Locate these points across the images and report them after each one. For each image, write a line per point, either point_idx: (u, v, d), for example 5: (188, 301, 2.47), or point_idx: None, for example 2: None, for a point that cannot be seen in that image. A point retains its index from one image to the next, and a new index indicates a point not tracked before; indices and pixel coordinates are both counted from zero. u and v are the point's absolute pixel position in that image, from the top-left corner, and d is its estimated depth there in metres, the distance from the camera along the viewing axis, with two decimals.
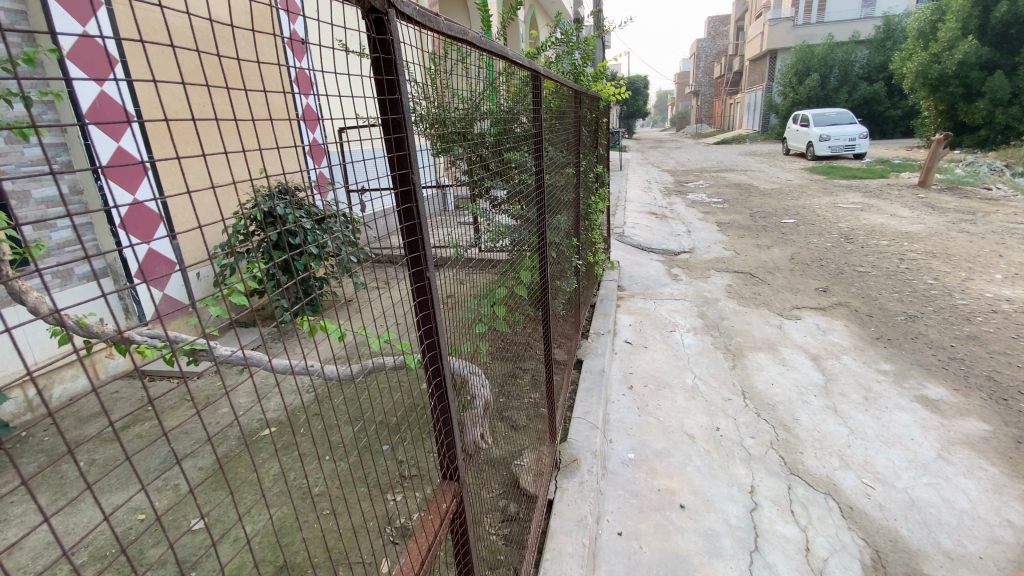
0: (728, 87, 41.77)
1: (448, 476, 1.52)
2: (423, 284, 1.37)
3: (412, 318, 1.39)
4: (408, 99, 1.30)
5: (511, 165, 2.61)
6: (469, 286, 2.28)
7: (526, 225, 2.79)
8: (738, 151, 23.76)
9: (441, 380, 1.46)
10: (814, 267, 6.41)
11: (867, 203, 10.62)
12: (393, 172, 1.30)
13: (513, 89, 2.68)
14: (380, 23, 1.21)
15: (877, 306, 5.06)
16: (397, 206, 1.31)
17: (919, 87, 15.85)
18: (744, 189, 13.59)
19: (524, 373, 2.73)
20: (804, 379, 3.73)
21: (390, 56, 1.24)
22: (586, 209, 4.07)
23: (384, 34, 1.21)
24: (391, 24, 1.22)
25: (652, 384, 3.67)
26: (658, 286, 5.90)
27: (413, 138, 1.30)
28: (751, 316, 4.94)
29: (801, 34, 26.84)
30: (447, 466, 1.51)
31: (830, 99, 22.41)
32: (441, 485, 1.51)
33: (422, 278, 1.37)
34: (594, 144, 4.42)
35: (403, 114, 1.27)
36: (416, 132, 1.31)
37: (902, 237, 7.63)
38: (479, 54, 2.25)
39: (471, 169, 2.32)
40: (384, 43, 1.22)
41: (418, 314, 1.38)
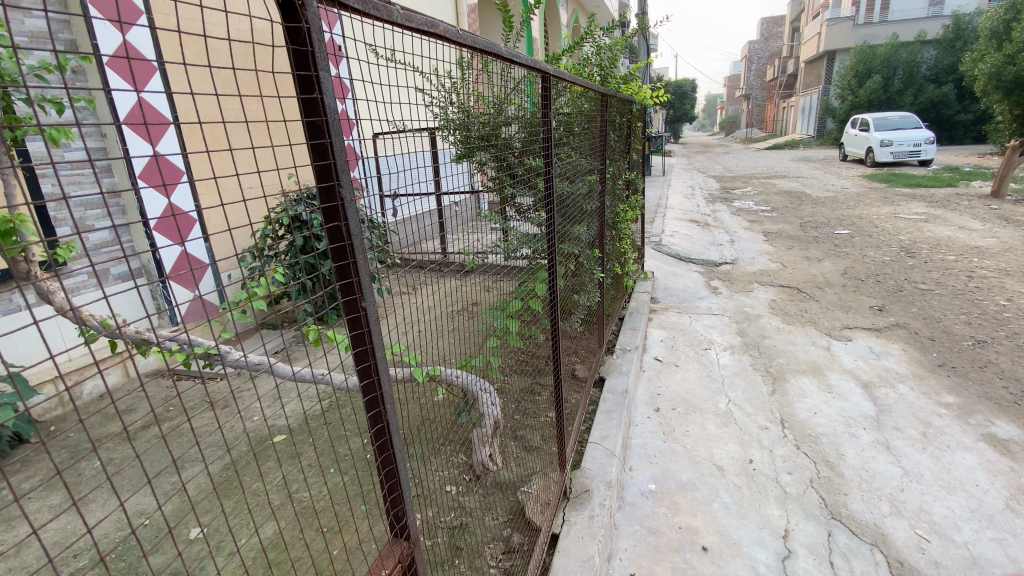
0: (781, 90, 40.18)
1: (397, 533, 1.38)
2: (357, 315, 1.20)
3: (346, 355, 1.23)
4: (335, 98, 1.11)
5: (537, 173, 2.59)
6: (495, 293, 2.48)
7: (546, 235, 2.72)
8: (791, 156, 22.72)
9: (385, 426, 1.30)
10: (870, 283, 5.95)
11: (932, 214, 9.86)
12: (317, 187, 1.13)
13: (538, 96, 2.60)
14: (293, 7, 1.02)
15: (939, 330, 4.61)
16: (322, 226, 1.14)
17: (992, 90, 14.64)
18: (794, 196, 12.92)
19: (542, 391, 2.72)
20: (852, 409, 3.39)
21: (305, 47, 1.04)
22: (614, 218, 3.87)
23: (298, 21, 1.03)
24: (310, 10, 1.03)
25: (681, 407, 3.43)
26: (695, 299, 5.61)
27: (339, 144, 1.11)
28: (795, 335, 4.59)
29: (863, 34, 25.42)
30: (396, 522, 1.37)
31: (892, 102, 21.09)
32: (388, 544, 1.36)
33: (355, 308, 1.19)
34: (625, 150, 4.22)
35: (325, 116, 1.09)
36: (343, 137, 1.11)
37: (972, 253, 6.98)
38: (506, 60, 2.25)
39: (500, 176, 2.36)
40: (297, 32, 1.03)
41: (352, 350, 1.22)
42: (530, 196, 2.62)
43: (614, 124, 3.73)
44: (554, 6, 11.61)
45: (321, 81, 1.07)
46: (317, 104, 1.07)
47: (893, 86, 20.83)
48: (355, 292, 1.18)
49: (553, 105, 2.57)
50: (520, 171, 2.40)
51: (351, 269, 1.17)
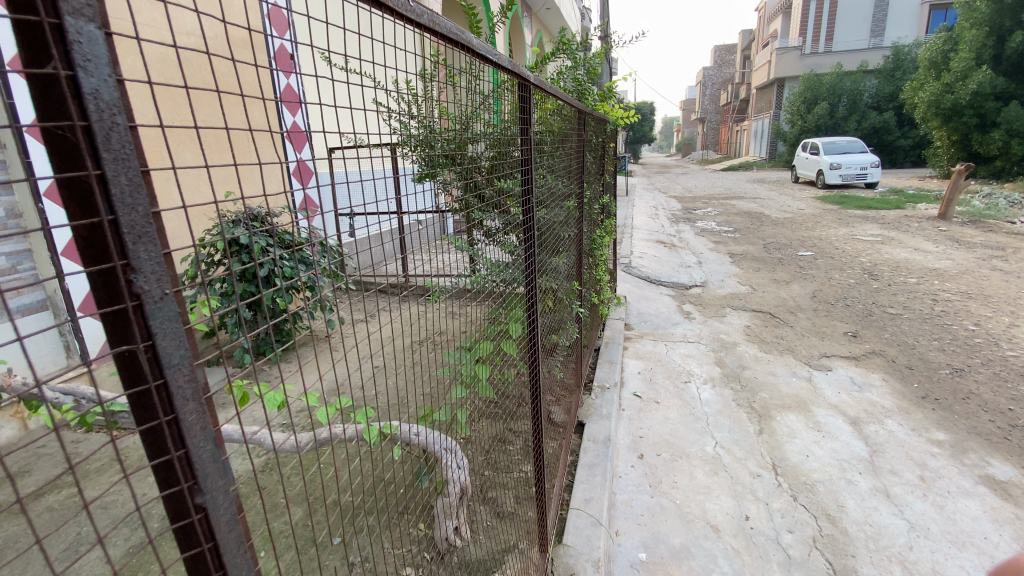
0: (734, 114, 41.92)
1: None
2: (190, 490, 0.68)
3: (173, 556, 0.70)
4: (111, 81, 0.58)
5: (508, 194, 2.27)
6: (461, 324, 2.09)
7: (520, 265, 2.37)
8: (747, 178, 23.46)
9: None
10: (840, 307, 5.90)
11: (887, 235, 10.14)
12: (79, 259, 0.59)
13: (511, 109, 2.29)
14: None
15: (916, 357, 4.52)
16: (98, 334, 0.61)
17: (931, 117, 15.47)
18: (754, 217, 13.17)
19: (516, 441, 2.37)
20: (845, 450, 3.17)
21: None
22: (591, 245, 3.58)
23: None
24: None
25: (666, 452, 3.13)
26: (669, 325, 5.38)
27: (122, 171, 0.59)
28: (775, 364, 4.40)
29: (810, 63, 26.77)
30: None
31: (839, 128, 22.11)
32: None
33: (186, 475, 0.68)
34: (600, 171, 3.96)
35: (84, 115, 0.56)
36: (131, 156, 0.60)
37: (931, 275, 7.10)
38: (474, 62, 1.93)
39: (465, 196, 2.02)
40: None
41: (183, 549, 0.70)
42: (498, 219, 2.28)
43: (589, 144, 3.47)
44: (520, 25, 11.55)
45: (71, 33, 0.54)
46: (65, 89, 0.55)
47: (840, 113, 21.87)
48: (184, 478, 0.68)
49: (532, 119, 2.30)
50: (488, 191, 2.07)
51: (172, 437, 0.66)
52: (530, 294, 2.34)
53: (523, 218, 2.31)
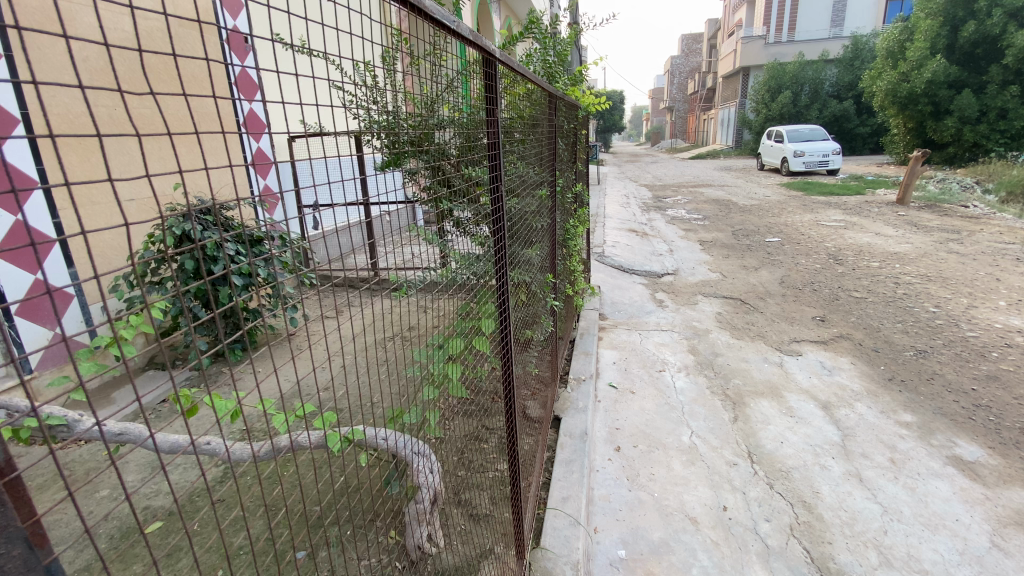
0: (701, 103, 42.45)
1: None
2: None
3: None
4: None
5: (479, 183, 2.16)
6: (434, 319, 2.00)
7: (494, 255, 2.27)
8: (715, 166, 23.79)
9: None
10: (807, 292, 5.99)
11: (850, 220, 10.40)
12: None
13: (482, 92, 2.18)
14: None
15: (882, 340, 4.61)
16: None
17: (889, 105, 15.92)
18: (722, 204, 13.33)
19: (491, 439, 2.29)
20: (818, 435, 3.19)
21: None
22: (564, 235, 3.49)
23: None
24: None
25: (643, 443, 3.09)
26: (643, 314, 5.36)
27: None
28: (747, 351, 4.42)
29: (774, 52, 27.21)
30: None
31: (802, 116, 22.60)
32: None
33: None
34: (572, 158, 3.85)
35: None
36: None
37: (893, 259, 7.29)
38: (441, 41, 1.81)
39: (434, 184, 1.91)
40: None
41: None
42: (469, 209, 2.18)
43: (561, 130, 3.36)
44: (486, 11, 11.26)
45: None
46: None
47: (802, 101, 22.34)
48: None
49: (501, 101, 2.16)
50: (458, 178, 1.96)
51: None
52: (503, 288, 2.24)
53: (493, 210, 2.19)
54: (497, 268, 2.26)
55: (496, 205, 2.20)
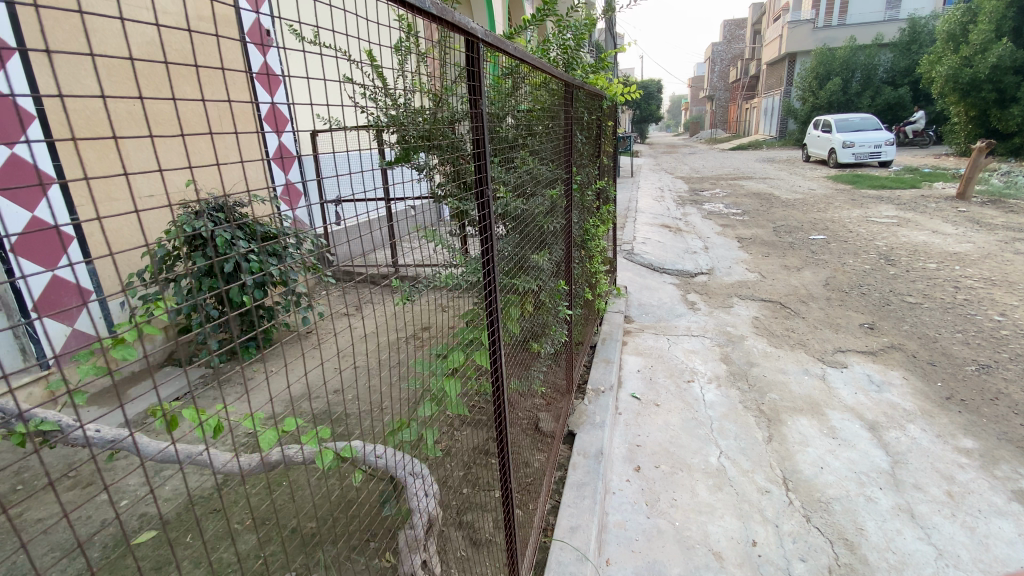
0: (744, 91, 40.87)
1: None
2: None
3: None
4: None
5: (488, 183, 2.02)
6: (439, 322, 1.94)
7: (504, 259, 2.12)
8: (756, 157, 22.80)
9: None
10: (854, 296, 5.56)
11: (903, 216, 9.70)
12: None
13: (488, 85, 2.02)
14: None
15: (939, 352, 4.19)
16: None
17: (948, 92, 14.84)
18: (764, 198, 12.70)
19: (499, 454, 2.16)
20: (863, 461, 2.88)
21: None
22: (584, 236, 3.28)
23: None
24: None
25: (664, 463, 2.86)
26: (672, 317, 5.07)
27: None
28: (785, 361, 4.10)
29: (822, 37, 25.83)
30: None
31: (852, 104, 21.36)
32: None
33: None
34: (594, 152, 3.60)
35: None
36: None
37: (951, 260, 6.71)
38: (440, 31, 1.67)
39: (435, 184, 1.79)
40: None
41: None
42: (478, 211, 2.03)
43: (580, 122, 3.11)
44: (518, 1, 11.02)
45: None
46: None
47: (852, 89, 21.12)
48: None
49: (485, 90, 1.79)
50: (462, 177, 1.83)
51: None
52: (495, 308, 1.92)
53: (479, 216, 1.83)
54: (486, 287, 1.91)
55: (484, 213, 1.85)
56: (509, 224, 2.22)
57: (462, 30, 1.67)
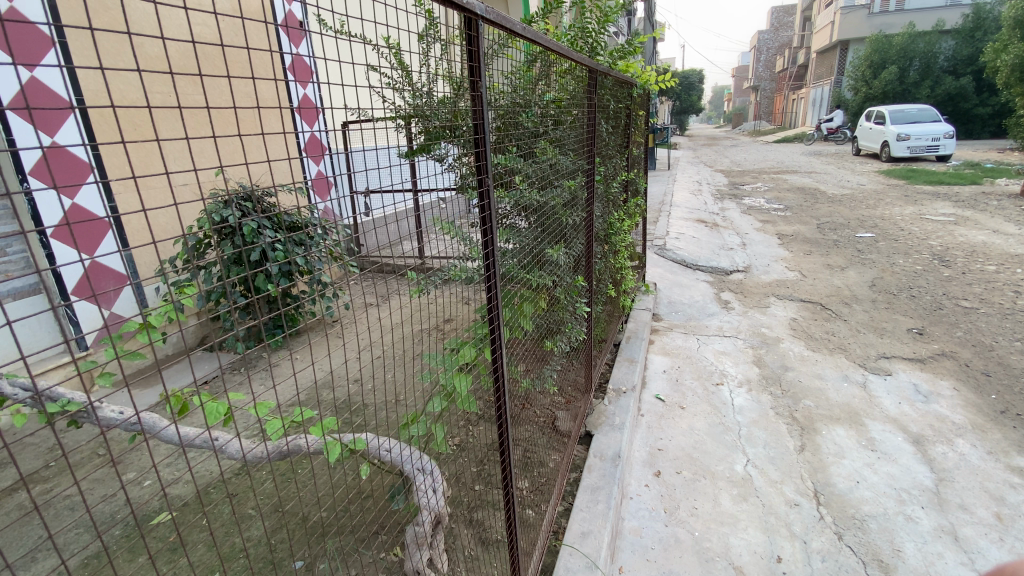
0: (791, 83, 39.14)
1: None
2: None
3: None
4: None
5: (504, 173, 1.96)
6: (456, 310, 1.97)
7: (520, 251, 2.05)
8: (802, 150, 21.82)
9: None
10: (903, 299, 5.22)
11: (961, 214, 9.06)
12: None
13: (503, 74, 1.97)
14: None
15: (995, 362, 3.87)
16: None
17: (1016, 81, 13.78)
18: (808, 193, 12.12)
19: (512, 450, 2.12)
20: (904, 477, 2.68)
21: None
22: (608, 230, 3.17)
23: None
24: None
25: (687, 469, 2.74)
26: (703, 317, 4.88)
27: None
28: (822, 366, 3.87)
29: (877, 24, 24.41)
30: None
31: (908, 94, 20.13)
32: None
33: None
34: (621, 141, 3.48)
35: None
36: None
37: (1013, 262, 6.22)
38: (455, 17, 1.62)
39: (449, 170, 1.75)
40: None
41: None
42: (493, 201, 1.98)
43: (605, 111, 2.99)
44: None
45: None
46: None
47: (909, 78, 19.89)
48: None
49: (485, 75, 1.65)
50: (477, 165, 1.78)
51: None
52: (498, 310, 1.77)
53: (478, 208, 1.65)
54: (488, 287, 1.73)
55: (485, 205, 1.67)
56: (529, 215, 2.16)
57: (478, 15, 1.61)
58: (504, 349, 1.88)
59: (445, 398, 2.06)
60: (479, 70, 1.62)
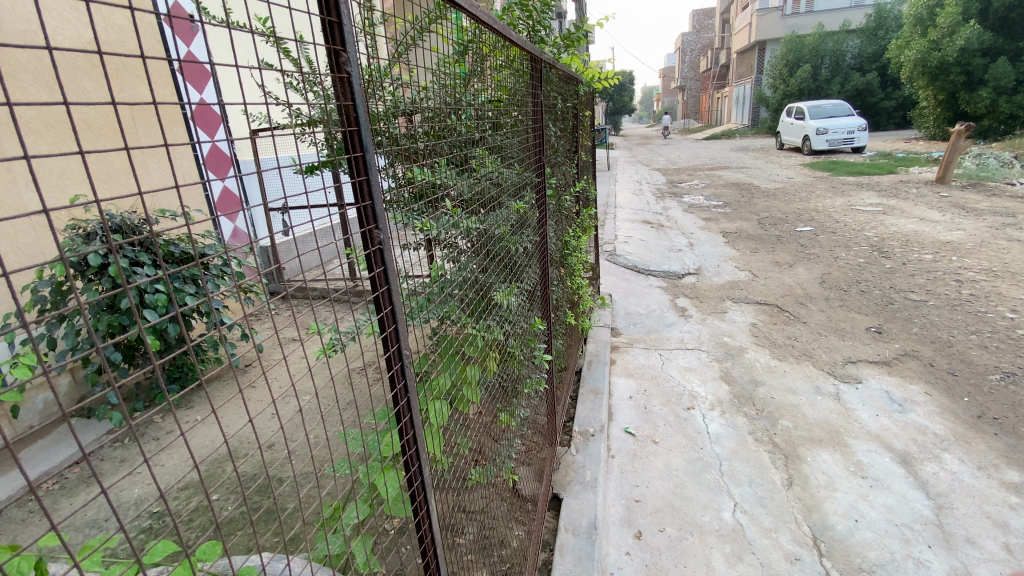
0: (714, 82, 40.87)
1: None
2: None
3: None
4: None
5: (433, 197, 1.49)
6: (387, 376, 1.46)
7: (459, 295, 1.58)
8: (732, 146, 22.55)
9: None
10: (855, 295, 5.16)
11: (887, 204, 9.43)
12: None
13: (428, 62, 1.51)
14: None
15: (957, 359, 3.79)
16: None
17: (918, 76, 14.76)
18: (744, 188, 12.35)
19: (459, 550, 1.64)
20: (903, 509, 2.43)
21: None
22: (564, 250, 2.77)
23: None
24: None
25: (671, 525, 2.35)
26: (663, 328, 4.58)
27: None
28: (792, 377, 3.63)
29: (790, 25, 25.73)
30: None
31: (822, 90, 21.25)
32: None
33: None
34: (571, 144, 3.10)
35: None
36: None
37: (947, 250, 6.38)
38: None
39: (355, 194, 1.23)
40: None
41: None
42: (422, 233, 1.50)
43: (553, 111, 2.57)
44: None
45: None
46: None
47: (823, 75, 21.02)
48: None
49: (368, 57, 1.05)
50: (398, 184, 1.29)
51: None
52: (417, 416, 1.25)
53: (368, 279, 1.09)
54: (399, 387, 1.21)
55: (382, 276, 1.12)
56: (469, 247, 1.70)
57: None
58: (426, 456, 1.31)
59: (375, 490, 1.59)
60: (347, 54, 1.00)
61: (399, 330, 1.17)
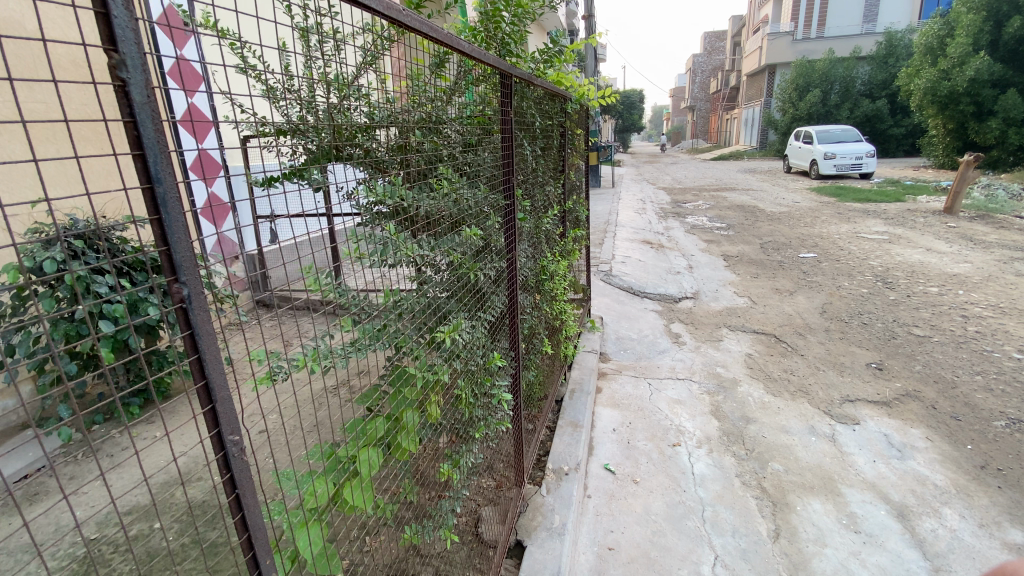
0: (723, 104, 40.93)
1: None
2: None
3: None
4: None
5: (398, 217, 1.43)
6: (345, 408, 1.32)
7: (418, 321, 1.49)
8: (737, 168, 22.39)
9: None
10: (856, 327, 4.96)
11: (894, 233, 9.23)
12: None
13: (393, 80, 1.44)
14: None
15: (961, 402, 3.59)
16: None
17: (927, 105, 14.62)
18: (748, 211, 12.16)
19: None
20: (896, 570, 2.24)
21: None
22: (540, 274, 2.62)
23: None
24: None
25: None
26: (654, 355, 4.41)
27: None
28: (786, 416, 3.43)
29: (802, 49, 25.63)
30: None
31: (831, 115, 21.15)
32: None
33: None
34: (556, 165, 2.98)
35: None
36: None
37: (952, 284, 6.18)
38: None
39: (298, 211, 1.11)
40: None
41: None
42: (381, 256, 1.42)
43: (529, 129, 2.42)
44: None
45: None
46: None
47: (832, 101, 20.93)
48: None
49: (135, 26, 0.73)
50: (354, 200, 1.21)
51: None
52: (257, 521, 0.96)
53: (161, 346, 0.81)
54: (227, 481, 0.92)
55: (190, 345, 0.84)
56: (438, 269, 1.62)
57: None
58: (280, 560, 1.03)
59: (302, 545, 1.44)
60: (121, 54, 0.71)
61: (218, 412, 0.88)
